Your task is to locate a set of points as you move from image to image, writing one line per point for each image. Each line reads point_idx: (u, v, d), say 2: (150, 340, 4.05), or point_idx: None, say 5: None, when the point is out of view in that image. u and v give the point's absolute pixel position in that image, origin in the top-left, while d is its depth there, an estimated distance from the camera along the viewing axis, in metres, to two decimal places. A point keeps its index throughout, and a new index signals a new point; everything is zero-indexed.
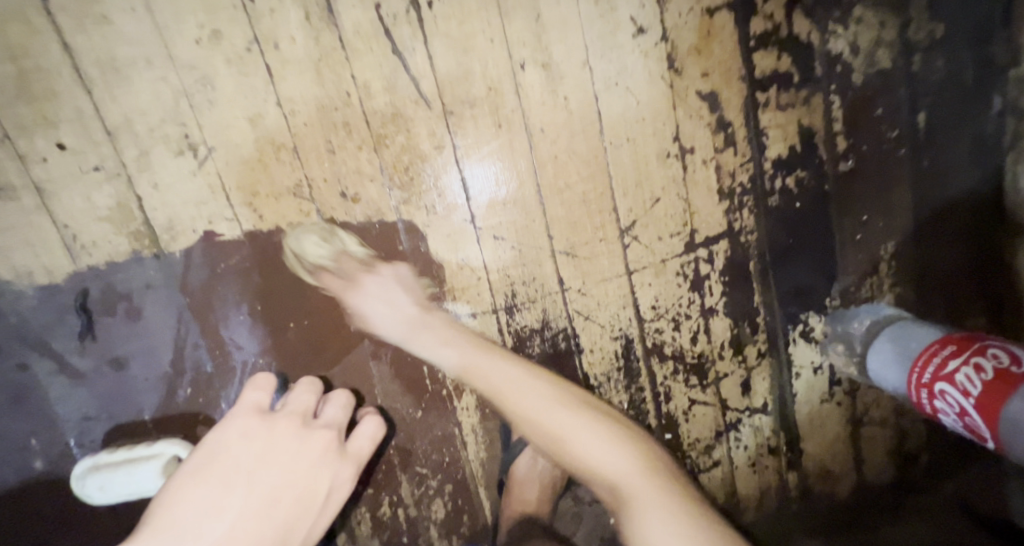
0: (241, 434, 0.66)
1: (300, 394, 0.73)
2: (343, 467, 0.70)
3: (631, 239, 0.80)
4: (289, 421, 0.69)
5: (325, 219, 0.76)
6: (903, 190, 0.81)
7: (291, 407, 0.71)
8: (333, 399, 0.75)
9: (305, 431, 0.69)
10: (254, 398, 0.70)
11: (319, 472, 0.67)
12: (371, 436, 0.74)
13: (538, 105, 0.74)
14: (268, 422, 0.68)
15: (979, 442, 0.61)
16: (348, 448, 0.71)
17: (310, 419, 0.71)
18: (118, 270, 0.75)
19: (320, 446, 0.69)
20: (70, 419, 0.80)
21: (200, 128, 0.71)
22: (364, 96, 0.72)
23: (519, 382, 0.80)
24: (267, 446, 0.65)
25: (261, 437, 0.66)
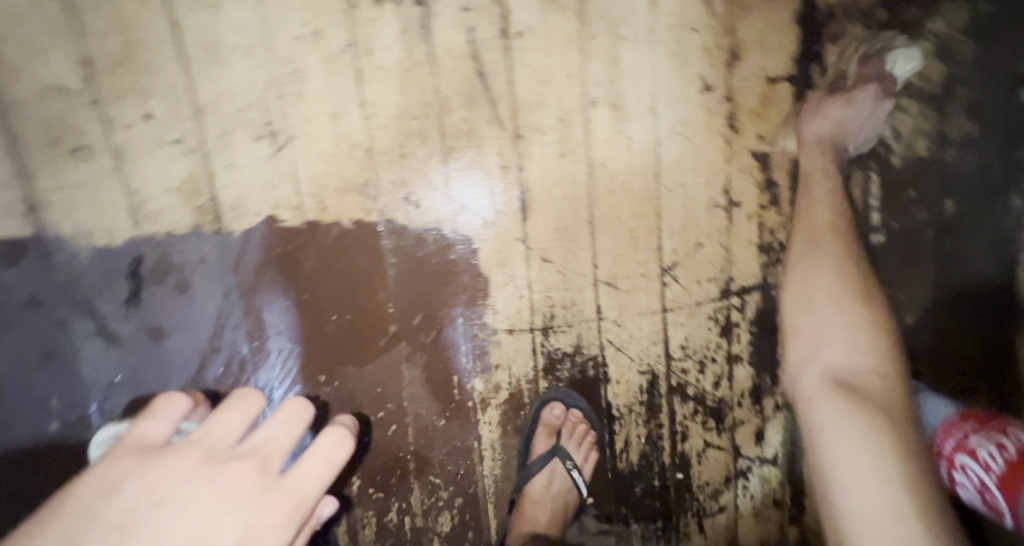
0: (96, 490, 0.41)
1: (217, 417, 0.50)
2: (267, 509, 0.44)
3: (670, 278, 0.84)
4: (184, 456, 0.45)
5: (386, 220, 0.79)
6: (927, 268, 0.86)
7: (197, 438, 0.47)
8: (277, 415, 0.52)
9: (207, 468, 0.44)
10: (150, 431, 0.48)
11: (221, 525, 0.41)
12: (326, 459, 0.51)
13: (603, 142, 0.79)
14: (150, 461, 0.44)
15: (997, 519, 0.64)
16: (279, 479, 0.47)
17: (218, 452, 0.46)
18: (176, 241, 0.77)
19: (227, 485, 0.43)
20: (96, 384, 0.80)
21: (283, 117, 0.74)
22: (443, 110, 0.76)
23: (824, 277, 0.82)
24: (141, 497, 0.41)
25: (129, 486, 0.42)
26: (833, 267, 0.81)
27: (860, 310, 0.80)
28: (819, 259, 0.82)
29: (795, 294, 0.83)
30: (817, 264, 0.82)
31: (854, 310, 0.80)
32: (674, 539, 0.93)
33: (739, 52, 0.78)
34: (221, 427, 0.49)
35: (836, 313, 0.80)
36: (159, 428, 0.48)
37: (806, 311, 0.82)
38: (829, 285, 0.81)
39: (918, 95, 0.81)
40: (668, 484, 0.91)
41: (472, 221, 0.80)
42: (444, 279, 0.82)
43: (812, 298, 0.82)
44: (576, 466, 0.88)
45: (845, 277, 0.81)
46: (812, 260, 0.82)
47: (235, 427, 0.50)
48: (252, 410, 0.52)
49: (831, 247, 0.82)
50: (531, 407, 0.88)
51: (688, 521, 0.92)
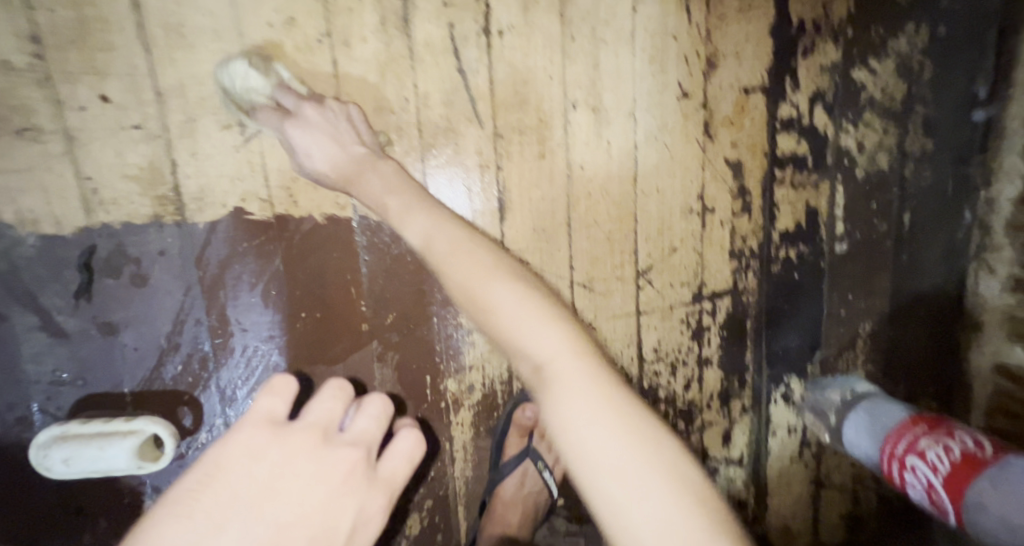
0: (245, 455, 0.46)
1: (318, 404, 0.54)
2: (370, 500, 0.50)
3: (644, 282, 0.85)
4: (304, 441, 0.49)
5: (360, 217, 0.77)
6: (885, 276, 0.89)
7: (308, 423, 0.52)
8: (366, 407, 0.56)
9: (325, 457, 0.49)
10: (266, 408, 0.51)
11: (343, 503, 0.47)
12: (408, 456, 0.55)
13: (582, 144, 0.79)
14: (281, 439, 0.48)
15: (940, 516, 0.68)
16: (377, 472, 0.52)
17: (331, 435, 0.52)
18: (133, 232, 0.73)
19: (343, 470, 0.49)
20: (40, 383, 0.75)
21: (253, 106, 0.71)
22: (421, 106, 0.75)
23: (466, 266, 0.61)
24: (280, 465, 0.47)
25: (271, 458, 0.47)
26: (477, 235, 0.66)
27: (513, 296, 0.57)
28: (419, 218, 0.67)
29: (458, 275, 0.61)
30: (432, 230, 0.66)
31: (536, 304, 0.57)
32: None
33: (716, 61, 0.80)
34: (326, 412, 0.54)
35: (529, 321, 0.55)
36: (272, 402, 0.51)
37: (490, 302, 0.58)
38: (516, 297, 0.57)
39: (883, 111, 0.84)
40: None
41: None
42: (419, 278, 0.81)
43: (484, 276, 0.60)
44: (547, 467, 0.91)
45: (496, 275, 0.60)
46: (479, 269, 0.60)
47: (337, 413, 0.54)
48: (348, 399, 0.56)
49: (467, 233, 0.65)
50: (506, 407, 0.87)
51: None
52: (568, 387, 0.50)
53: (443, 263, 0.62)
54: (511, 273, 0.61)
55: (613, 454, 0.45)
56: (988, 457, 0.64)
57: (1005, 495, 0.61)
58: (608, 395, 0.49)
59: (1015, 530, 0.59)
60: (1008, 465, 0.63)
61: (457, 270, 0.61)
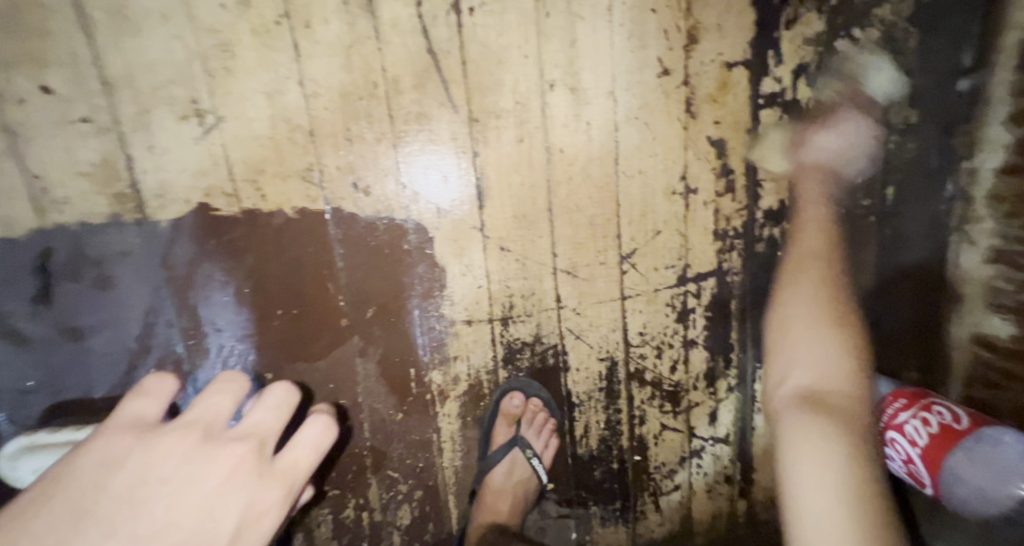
0: (96, 462, 0.40)
1: (208, 400, 0.47)
2: (265, 489, 0.44)
3: (628, 266, 0.84)
4: (177, 440, 0.42)
5: (333, 209, 0.74)
6: (868, 251, 0.89)
7: (185, 423, 0.44)
8: (261, 404, 0.49)
9: (200, 452, 0.42)
10: (134, 411, 0.45)
11: (228, 499, 0.41)
12: (315, 444, 0.49)
13: (561, 126, 0.76)
14: (143, 441, 0.42)
15: (918, 486, 0.69)
16: (270, 462, 0.45)
17: (214, 431, 0.45)
18: (91, 232, 0.69)
19: (221, 467, 0.42)
20: (6, 391, 0.72)
21: (211, 95, 0.67)
22: (391, 90, 0.71)
23: (815, 314, 0.71)
24: (141, 471, 0.40)
25: (136, 458, 0.41)
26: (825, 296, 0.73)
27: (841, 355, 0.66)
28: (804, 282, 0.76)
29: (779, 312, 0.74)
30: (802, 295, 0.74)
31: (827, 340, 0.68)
32: (632, 518, 0.95)
33: (697, 35, 0.77)
34: (213, 409, 0.47)
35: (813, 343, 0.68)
36: (150, 409, 0.46)
37: (789, 334, 0.71)
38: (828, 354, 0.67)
39: (866, 83, 0.82)
40: (627, 467, 0.92)
41: (428, 209, 0.77)
42: (399, 270, 0.78)
43: (785, 319, 0.73)
44: (536, 454, 0.89)
45: (840, 332, 0.68)
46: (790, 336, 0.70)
47: (227, 410, 0.48)
48: (241, 393, 0.49)
49: (814, 281, 0.75)
50: (492, 398, 0.86)
51: (645, 500, 0.95)
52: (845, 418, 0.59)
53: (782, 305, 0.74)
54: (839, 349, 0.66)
55: (825, 482, 0.54)
56: (964, 428, 0.64)
57: (977, 465, 0.62)
58: (846, 431, 0.57)
59: (984, 497, 0.62)
60: (983, 436, 0.63)
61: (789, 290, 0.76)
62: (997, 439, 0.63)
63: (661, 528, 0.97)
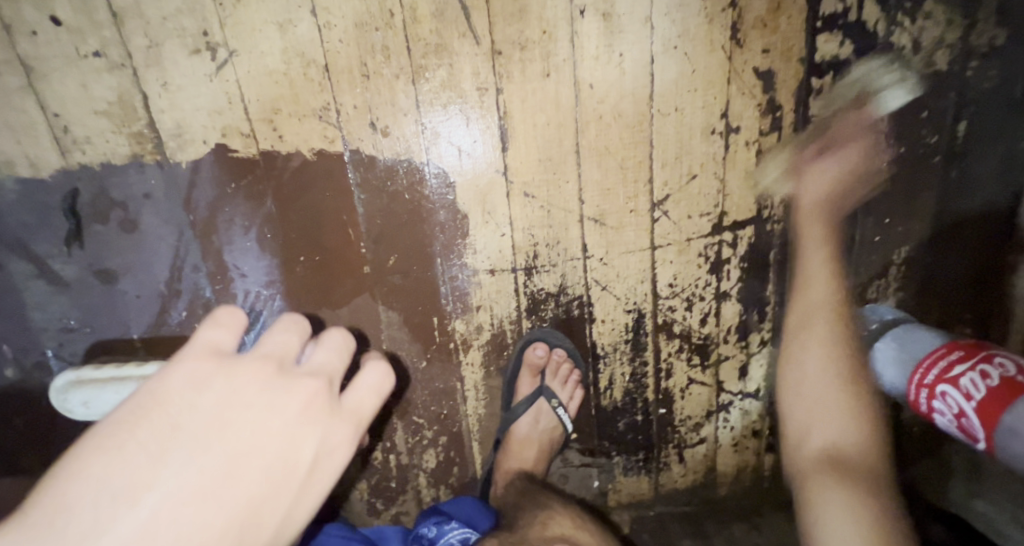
0: (177, 385, 0.34)
1: (274, 336, 0.41)
2: (336, 426, 0.39)
3: (660, 214, 0.79)
4: (258, 369, 0.37)
5: (351, 151, 0.72)
6: (928, 197, 0.81)
7: (258, 352, 0.39)
8: (324, 341, 0.43)
9: (283, 382, 0.37)
10: (206, 336, 0.38)
11: (302, 436, 0.36)
12: (375, 389, 0.43)
13: (591, 58, 0.70)
14: (221, 367, 0.35)
15: (969, 442, 0.62)
16: (342, 401, 0.40)
17: (288, 365, 0.39)
18: (114, 173, 0.69)
19: (304, 400, 0.38)
20: (49, 329, 0.75)
21: (222, 27, 0.64)
22: (408, 20, 0.67)
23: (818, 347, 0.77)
24: (224, 399, 0.34)
25: (211, 387, 0.34)
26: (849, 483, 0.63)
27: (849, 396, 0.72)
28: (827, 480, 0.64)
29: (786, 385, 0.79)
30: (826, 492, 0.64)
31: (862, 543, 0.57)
32: (655, 468, 0.95)
33: None
34: (283, 344, 0.41)
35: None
36: (219, 335, 0.38)
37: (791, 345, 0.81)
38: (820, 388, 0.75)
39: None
40: (651, 420, 0.91)
41: (451, 153, 0.73)
42: (419, 217, 0.76)
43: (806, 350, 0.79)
44: (561, 404, 0.89)
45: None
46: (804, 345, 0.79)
47: (296, 344, 0.42)
48: (306, 333, 0.43)
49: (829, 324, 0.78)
50: (515, 347, 0.85)
51: (669, 452, 0.94)
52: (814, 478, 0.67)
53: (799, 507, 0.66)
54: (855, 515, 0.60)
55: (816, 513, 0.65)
56: None
57: None
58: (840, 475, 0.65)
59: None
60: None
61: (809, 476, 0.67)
62: None
63: (684, 479, 0.97)
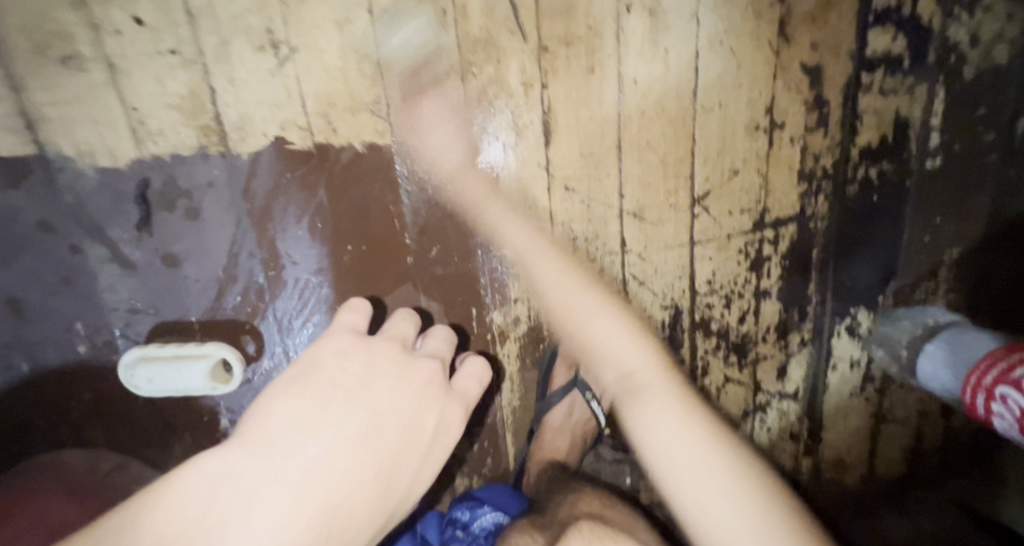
0: (338, 354, 0.61)
1: (395, 324, 0.70)
2: (449, 407, 0.65)
3: (700, 209, 0.79)
4: (390, 348, 0.65)
5: (399, 143, 0.75)
6: (981, 197, 0.80)
7: (392, 336, 0.68)
8: (432, 335, 0.72)
9: (409, 359, 0.65)
10: (350, 321, 0.67)
11: (427, 405, 0.62)
12: (477, 377, 0.70)
13: (636, 54, 0.71)
14: (367, 343, 0.64)
15: None
16: (453, 386, 0.67)
17: (410, 348, 0.67)
18: (183, 163, 0.74)
19: (425, 380, 0.64)
20: (118, 309, 0.80)
21: (285, 25, 0.68)
22: (459, 17, 0.69)
23: (587, 298, 0.82)
24: (369, 367, 0.61)
25: (358, 358, 0.62)
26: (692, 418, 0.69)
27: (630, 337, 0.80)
28: (657, 397, 0.72)
29: (587, 329, 0.82)
30: (650, 408, 0.71)
31: (749, 505, 0.59)
32: None
33: None
34: (403, 331, 0.69)
35: (733, 506, 0.58)
36: (359, 320, 0.67)
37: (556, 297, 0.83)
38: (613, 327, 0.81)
39: None
40: None
41: (487, 156, 0.76)
42: (462, 210, 0.79)
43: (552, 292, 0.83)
44: (595, 397, 0.90)
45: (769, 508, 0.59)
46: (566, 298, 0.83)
47: (412, 333, 0.70)
48: (416, 322, 0.72)
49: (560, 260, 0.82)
50: (551, 340, 0.87)
51: None
52: (653, 390, 0.73)
53: (656, 458, 0.67)
54: (734, 488, 0.61)
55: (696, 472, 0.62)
56: None
57: None
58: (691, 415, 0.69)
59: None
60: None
61: (641, 414, 0.71)
62: None
63: None
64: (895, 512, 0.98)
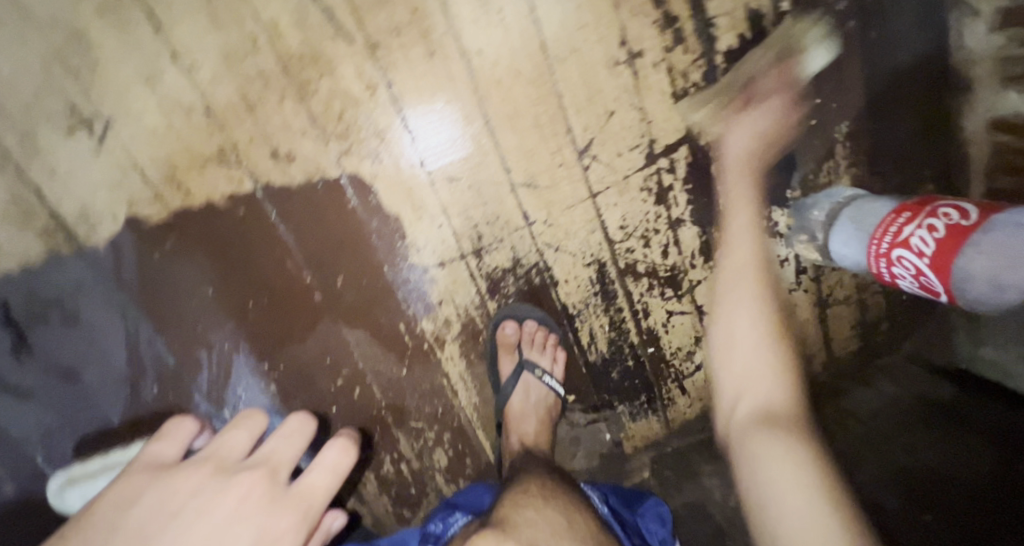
0: (126, 497, 0.49)
1: (224, 434, 0.55)
2: (279, 515, 0.50)
3: (590, 160, 0.77)
4: (199, 472, 0.51)
5: (261, 185, 0.70)
6: (855, 65, 0.80)
7: (206, 455, 0.53)
8: (279, 432, 0.57)
9: (220, 481, 0.50)
10: (156, 453, 0.54)
11: (239, 529, 0.48)
12: (332, 466, 0.55)
13: (469, 23, 0.68)
14: (168, 475, 0.51)
15: (934, 298, 0.63)
16: (290, 489, 0.52)
17: (231, 465, 0.53)
18: (38, 274, 0.69)
19: (240, 496, 0.50)
20: (33, 438, 0.76)
21: (88, 100, 0.63)
22: (273, 38, 0.64)
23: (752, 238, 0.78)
24: (162, 508, 0.48)
25: (150, 494, 0.49)
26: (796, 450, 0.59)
27: (779, 367, 0.69)
28: (777, 438, 0.61)
29: (726, 316, 0.75)
30: (766, 444, 0.61)
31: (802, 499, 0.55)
32: (661, 406, 0.95)
33: None
34: (229, 443, 0.55)
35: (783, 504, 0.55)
36: (166, 450, 0.54)
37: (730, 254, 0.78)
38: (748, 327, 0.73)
39: None
40: (642, 361, 0.91)
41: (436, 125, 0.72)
42: (351, 231, 0.75)
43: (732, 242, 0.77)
44: (547, 372, 0.87)
45: (797, 448, 0.59)
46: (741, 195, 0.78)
47: (244, 445, 0.55)
48: (259, 427, 0.57)
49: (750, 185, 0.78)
50: (488, 331, 0.84)
51: (670, 387, 0.94)
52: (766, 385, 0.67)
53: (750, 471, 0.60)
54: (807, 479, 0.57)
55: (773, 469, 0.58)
56: (972, 223, 0.58)
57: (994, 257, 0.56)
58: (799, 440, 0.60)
59: (1003, 290, 0.56)
60: (994, 227, 0.56)
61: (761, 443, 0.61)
62: (1012, 224, 0.56)
63: (692, 410, 0.96)
64: (863, 387, 1.00)
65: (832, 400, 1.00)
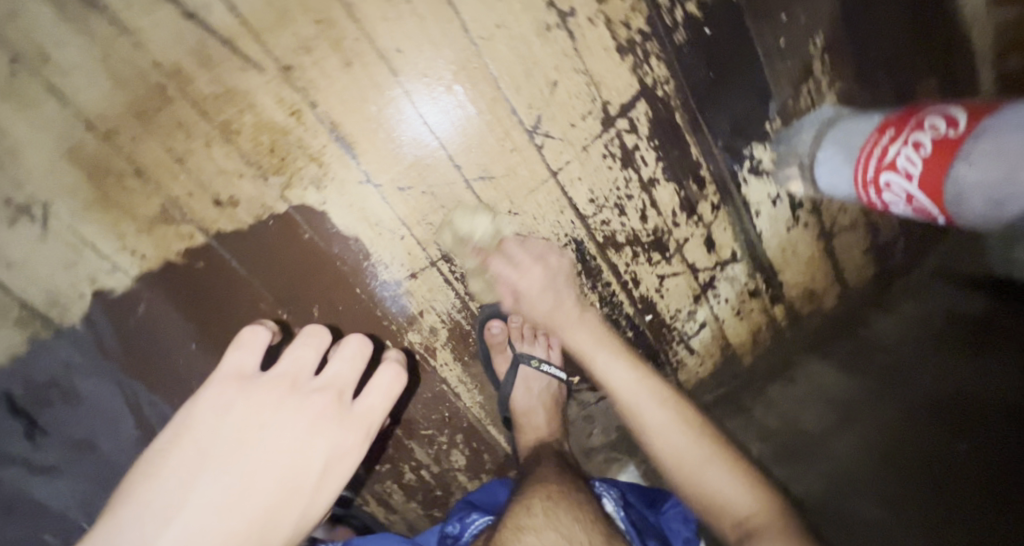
0: (219, 405, 0.60)
1: (295, 351, 0.66)
2: (346, 431, 0.63)
3: (542, 137, 0.72)
4: (275, 386, 0.62)
5: (212, 235, 0.69)
6: None
7: (283, 371, 0.64)
8: (343, 351, 0.68)
9: (297, 396, 0.63)
10: (237, 362, 0.63)
11: (320, 431, 0.62)
12: (387, 390, 0.67)
13: (380, 21, 0.62)
14: (250, 388, 0.61)
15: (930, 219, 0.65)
16: (354, 407, 0.65)
17: (303, 382, 0.65)
18: (27, 361, 0.70)
19: (316, 408, 0.63)
20: (71, 509, 0.79)
21: (21, 188, 0.62)
22: (181, 84, 0.61)
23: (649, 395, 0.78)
24: (251, 413, 0.60)
25: (239, 403, 0.60)
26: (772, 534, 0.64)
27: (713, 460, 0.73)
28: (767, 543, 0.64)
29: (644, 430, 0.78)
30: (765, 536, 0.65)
31: None
32: (671, 370, 0.97)
33: None
34: (297, 360, 0.66)
35: None
36: (246, 360, 0.64)
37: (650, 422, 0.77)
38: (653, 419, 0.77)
39: None
40: (642, 330, 0.89)
41: (432, 110, 0.68)
42: (314, 261, 0.73)
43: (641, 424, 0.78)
44: (545, 360, 0.91)
45: None
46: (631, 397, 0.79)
47: (309, 361, 0.67)
48: (321, 343, 0.68)
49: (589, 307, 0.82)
50: (474, 331, 0.83)
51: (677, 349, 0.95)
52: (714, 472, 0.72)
53: None
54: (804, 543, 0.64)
55: None
56: (958, 134, 0.59)
57: (988, 165, 0.56)
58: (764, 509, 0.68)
59: (1003, 207, 0.57)
60: (982, 132, 0.57)
61: None
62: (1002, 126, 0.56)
63: (704, 365, 0.99)
64: (881, 312, 1.13)
65: (858, 324, 1.13)
